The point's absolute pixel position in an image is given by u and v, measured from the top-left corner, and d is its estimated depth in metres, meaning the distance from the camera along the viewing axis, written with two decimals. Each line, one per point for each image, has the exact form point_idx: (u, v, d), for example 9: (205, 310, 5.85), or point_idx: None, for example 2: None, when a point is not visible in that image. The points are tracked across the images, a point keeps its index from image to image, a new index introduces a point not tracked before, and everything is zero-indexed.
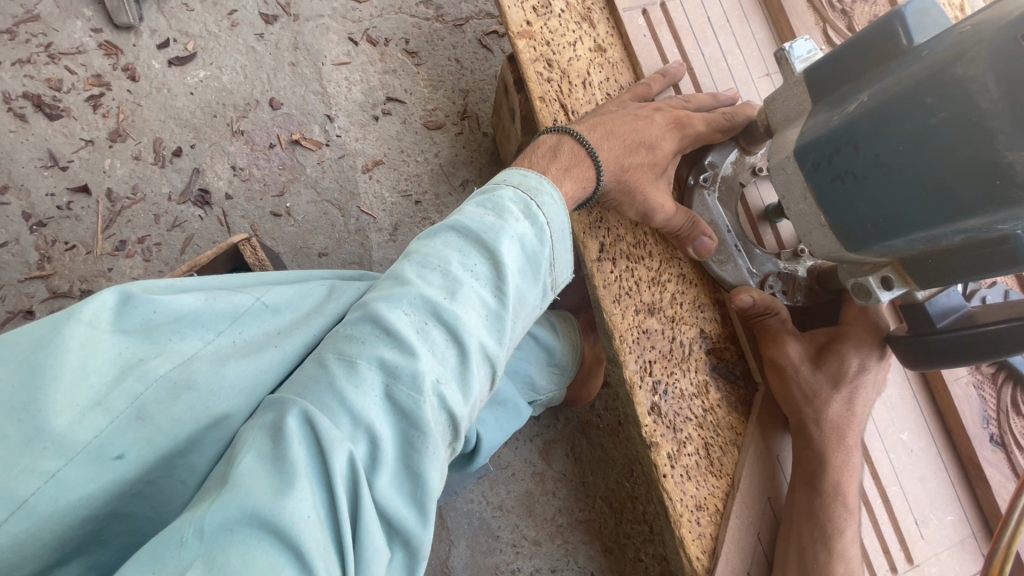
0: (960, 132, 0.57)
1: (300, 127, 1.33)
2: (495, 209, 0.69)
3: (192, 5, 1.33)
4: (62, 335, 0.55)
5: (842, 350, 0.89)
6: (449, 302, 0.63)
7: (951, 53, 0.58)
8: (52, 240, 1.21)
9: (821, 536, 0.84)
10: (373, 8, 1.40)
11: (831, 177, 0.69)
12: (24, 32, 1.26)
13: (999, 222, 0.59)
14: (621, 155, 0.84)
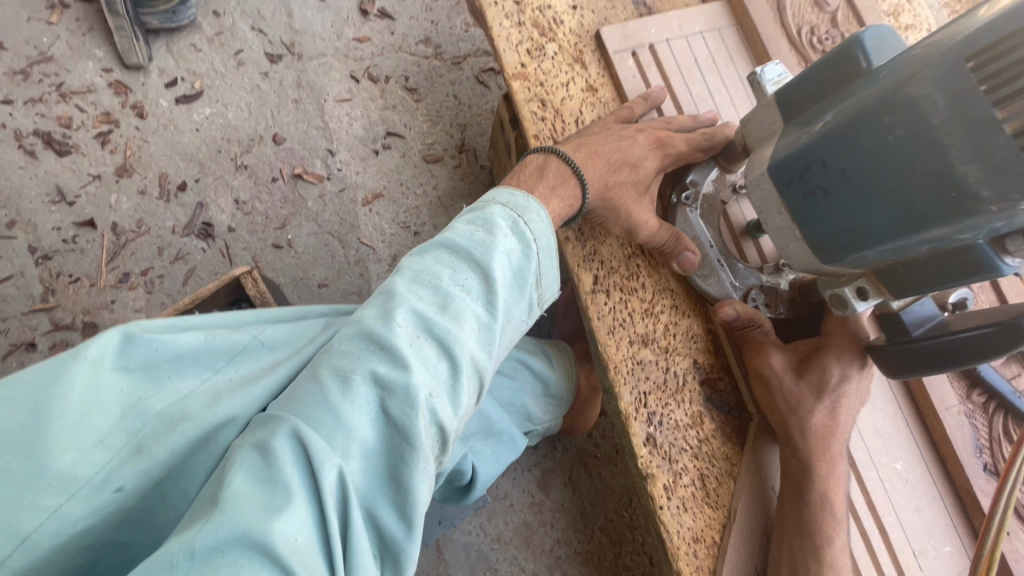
0: (917, 147, 0.59)
1: (302, 162, 1.37)
2: (484, 227, 0.72)
3: (200, 45, 1.38)
4: (67, 373, 0.56)
5: (824, 360, 0.88)
6: (440, 317, 0.66)
7: (905, 75, 0.60)
8: (56, 273, 1.23)
9: (811, 546, 0.83)
10: (374, 47, 1.45)
11: (803, 194, 0.71)
12: (37, 72, 1.30)
13: (959, 233, 0.60)
14: (606, 174, 0.88)
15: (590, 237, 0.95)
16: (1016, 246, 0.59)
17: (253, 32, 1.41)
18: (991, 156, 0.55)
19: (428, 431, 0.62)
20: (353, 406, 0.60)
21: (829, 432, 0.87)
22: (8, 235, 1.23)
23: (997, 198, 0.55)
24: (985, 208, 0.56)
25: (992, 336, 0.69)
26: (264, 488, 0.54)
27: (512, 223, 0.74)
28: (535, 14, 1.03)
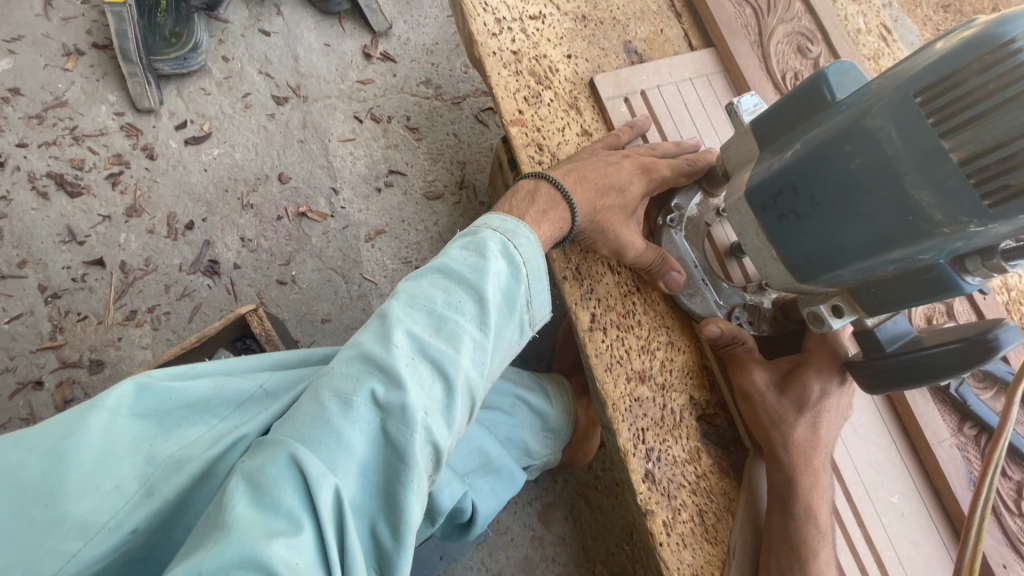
0: (876, 175, 0.62)
1: (307, 200, 1.41)
2: (477, 252, 0.75)
3: (209, 89, 1.43)
4: (86, 423, 0.58)
5: (805, 376, 0.91)
6: (435, 339, 0.68)
7: (862, 108, 0.63)
8: (65, 311, 1.25)
9: (797, 559, 0.84)
10: (377, 89, 1.51)
11: (778, 215, 0.74)
12: (52, 117, 1.35)
13: (921, 253, 0.63)
14: (593, 199, 0.91)
15: (586, 276, 0.98)
16: (976, 266, 0.62)
17: (260, 75, 1.46)
18: (942, 182, 0.58)
19: (423, 452, 0.63)
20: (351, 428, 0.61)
21: (810, 447, 0.89)
22: (19, 274, 1.25)
23: (949, 222, 0.59)
24: (938, 231, 0.60)
25: (962, 351, 0.71)
26: (266, 512, 0.55)
27: (502, 247, 0.76)
28: (532, 63, 1.08)
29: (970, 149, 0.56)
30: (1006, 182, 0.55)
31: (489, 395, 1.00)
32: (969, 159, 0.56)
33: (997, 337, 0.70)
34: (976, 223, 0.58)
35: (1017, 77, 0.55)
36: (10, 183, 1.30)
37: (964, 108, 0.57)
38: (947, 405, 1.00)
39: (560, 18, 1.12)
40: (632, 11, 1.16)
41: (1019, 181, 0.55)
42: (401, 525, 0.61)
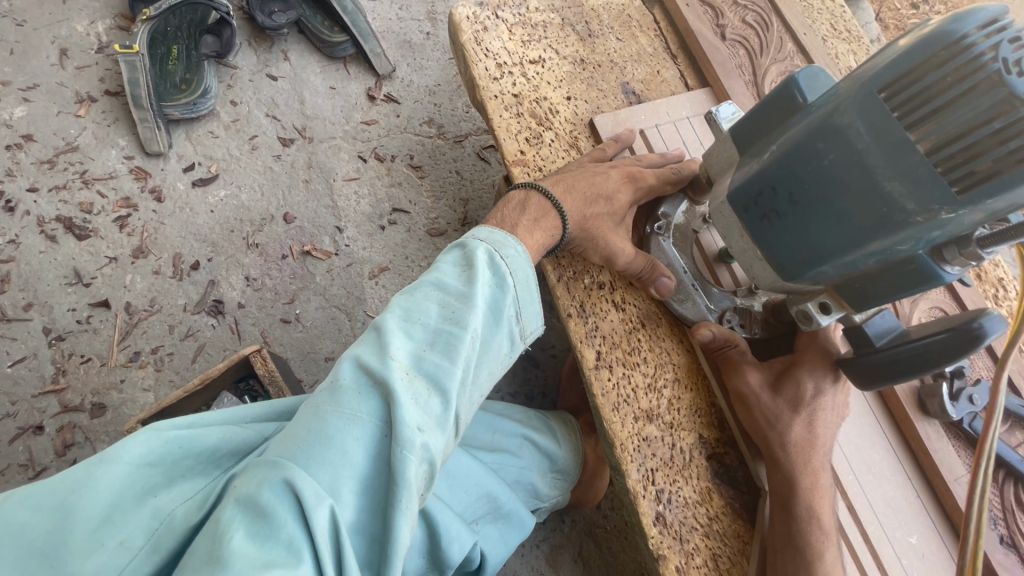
0: (848, 170, 0.63)
1: (311, 239, 1.42)
2: (470, 270, 0.75)
3: (217, 132, 1.46)
4: (93, 478, 0.58)
5: (798, 375, 0.90)
6: (430, 353, 0.69)
7: (828, 108, 0.64)
8: (68, 354, 1.25)
9: (804, 563, 0.82)
10: (381, 129, 1.54)
11: (760, 216, 0.74)
12: (63, 161, 1.38)
13: (900, 244, 0.62)
14: (583, 208, 0.93)
15: (591, 313, 0.98)
16: (953, 255, 0.62)
17: (267, 118, 1.50)
18: (912, 172, 0.59)
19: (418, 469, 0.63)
20: (349, 445, 0.61)
21: (807, 445, 0.88)
22: (24, 317, 1.26)
23: (921, 210, 0.59)
24: (912, 219, 0.60)
25: (947, 343, 0.71)
26: (264, 539, 0.55)
27: (489, 258, 0.76)
28: (532, 105, 1.11)
29: (935, 140, 0.57)
30: (972, 169, 0.56)
31: (497, 438, 0.97)
32: (936, 148, 0.57)
33: (982, 326, 0.69)
34: (947, 210, 0.58)
35: (974, 70, 0.56)
36: (20, 227, 1.32)
37: (925, 102, 0.58)
38: (961, 440, 0.98)
39: (559, 61, 1.15)
40: (629, 54, 1.19)
41: (984, 167, 0.56)
42: (392, 546, 0.60)
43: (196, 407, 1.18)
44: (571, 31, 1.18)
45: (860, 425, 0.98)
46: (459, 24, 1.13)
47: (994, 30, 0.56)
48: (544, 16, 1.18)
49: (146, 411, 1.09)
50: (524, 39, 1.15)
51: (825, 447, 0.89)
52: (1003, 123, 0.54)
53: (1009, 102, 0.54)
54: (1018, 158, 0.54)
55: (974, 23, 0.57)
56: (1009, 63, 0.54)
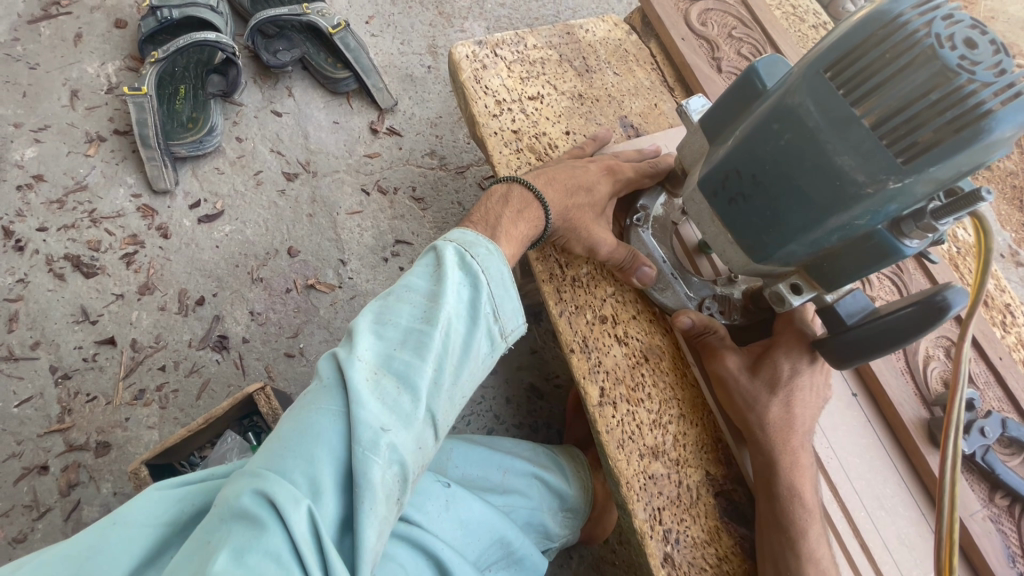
0: (802, 148, 0.65)
1: (315, 272, 1.43)
2: (439, 274, 0.77)
3: (223, 169, 1.49)
4: (107, 544, 0.59)
5: (775, 357, 0.92)
6: (400, 354, 0.72)
7: (780, 91, 0.68)
8: (74, 392, 1.26)
9: (788, 541, 0.84)
10: (384, 162, 1.56)
11: (727, 201, 0.76)
12: (72, 201, 1.40)
13: (857, 219, 0.65)
14: (565, 199, 0.96)
15: (593, 349, 0.98)
16: (911, 229, 0.64)
17: (272, 153, 1.52)
18: (859, 145, 0.61)
19: (385, 468, 0.65)
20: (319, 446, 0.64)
21: (786, 427, 0.89)
22: (31, 355, 1.27)
23: (871, 181, 0.61)
24: (863, 190, 0.62)
25: (913, 316, 0.74)
26: (244, 546, 0.56)
27: (461, 260, 0.79)
28: (531, 140, 1.12)
29: (879, 114, 0.60)
30: (915, 140, 0.59)
31: (506, 478, 0.97)
32: (880, 121, 0.60)
33: (946, 299, 0.72)
34: (895, 179, 0.61)
35: (910, 45, 0.59)
36: (29, 266, 1.33)
37: (867, 79, 0.61)
38: (974, 474, 0.95)
39: (558, 97, 1.17)
40: (627, 88, 1.21)
41: (925, 137, 0.59)
42: (360, 549, 0.62)
43: (200, 444, 1.18)
44: (570, 67, 1.20)
45: (872, 460, 0.96)
46: (459, 63, 1.16)
47: (927, 10, 0.60)
48: (542, 53, 1.21)
49: (149, 451, 1.08)
50: (523, 76, 1.17)
51: (805, 426, 0.90)
52: (939, 94, 0.58)
53: (943, 75, 0.57)
54: (957, 126, 0.57)
55: (909, 3, 0.61)
56: (941, 39, 0.58)
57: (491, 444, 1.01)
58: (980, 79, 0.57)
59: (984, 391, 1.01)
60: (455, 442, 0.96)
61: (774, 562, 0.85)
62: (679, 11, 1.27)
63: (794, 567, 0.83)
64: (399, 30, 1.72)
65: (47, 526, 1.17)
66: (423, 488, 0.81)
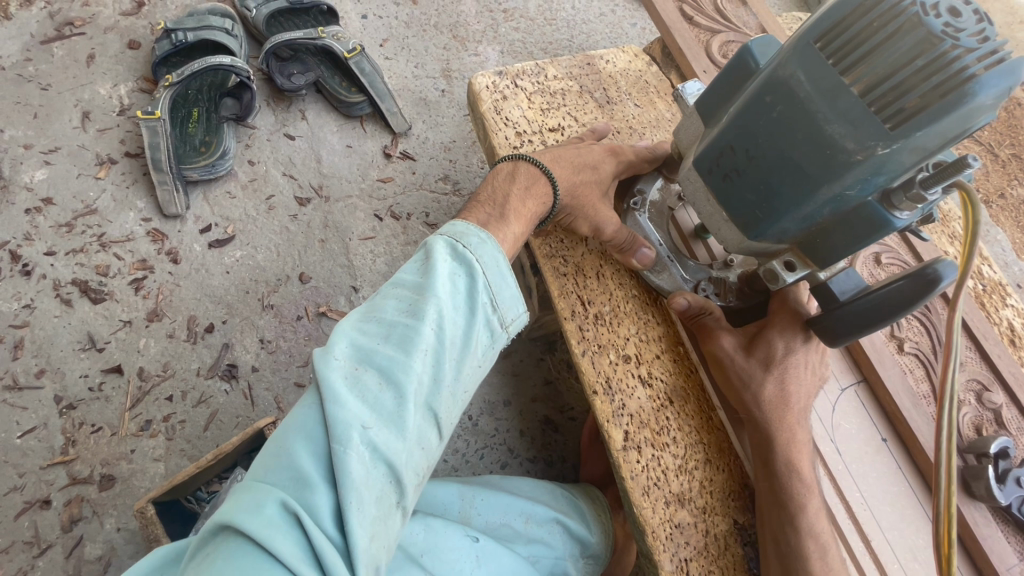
0: (793, 120, 0.64)
1: (327, 299, 1.41)
2: (425, 266, 0.75)
3: (235, 193, 1.47)
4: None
5: (769, 337, 0.89)
6: (380, 347, 0.69)
7: (770, 67, 0.67)
8: (79, 423, 1.23)
9: (789, 515, 0.84)
10: (397, 187, 1.55)
11: (722, 177, 0.75)
12: (81, 224, 1.38)
13: (849, 189, 0.64)
14: (570, 176, 0.95)
15: (617, 391, 0.95)
16: (900, 201, 0.63)
17: (284, 177, 1.50)
18: (848, 112, 0.60)
19: (369, 466, 0.63)
20: (301, 444, 0.63)
21: (781, 402, 0.88)
22: (36, 384, 1.24)
23: (861, 148, 0.60)
24: (853, 158, 0.61)
25: (903, 291, 0.71)
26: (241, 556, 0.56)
27: (453, 251, 0.76)
28: None
29: (867, 81, 0.60)
30: (903, 106, 0.58)
31: (528, 526, 0.94)
32: (870, 89, 0.59)
33: (937, 271, 0.69)
34: (883, 146, 0.59)
35: (896, 14, 0.58)
36: (35, 291, 1.31)
37: (855, 48, 0.60)
38: (1011, 526, 0.92)
39: (579, 129, 1.15)
40: (648, 120, 1.19)
41: (913, 103, 0.58)
42: (350, 549, 0.60)
43: (208, 479, 1.14)
44: (590, 99, 1.19)
45: (906, 511, 0.93)
46: (479, 94, 1.15)
47: None
48: (563, 84, 1.19)
49: (158, 486, 1.05)
50: (544, 107, 1.16)
51: (801, 404, 0.89)
52: (926, 60, 0.57)
53: (928, 41, 0.57)
54: (943, 91, 0.57)
55: None
56: (926, 7, 0.58)
57: (511, 489, 0.98)
58: (965, 44, 0.56)
59: (1017, 437, 0.99)
60: (478, 490, 0.94)
61: (775, 543, 0.84)
62: (700, 43, 1.26)
63: (795, 543, 0.83)
64: (414, 53, 1.71)
65: (48, 563, 1.13)
66: (453, 545, 0.81)
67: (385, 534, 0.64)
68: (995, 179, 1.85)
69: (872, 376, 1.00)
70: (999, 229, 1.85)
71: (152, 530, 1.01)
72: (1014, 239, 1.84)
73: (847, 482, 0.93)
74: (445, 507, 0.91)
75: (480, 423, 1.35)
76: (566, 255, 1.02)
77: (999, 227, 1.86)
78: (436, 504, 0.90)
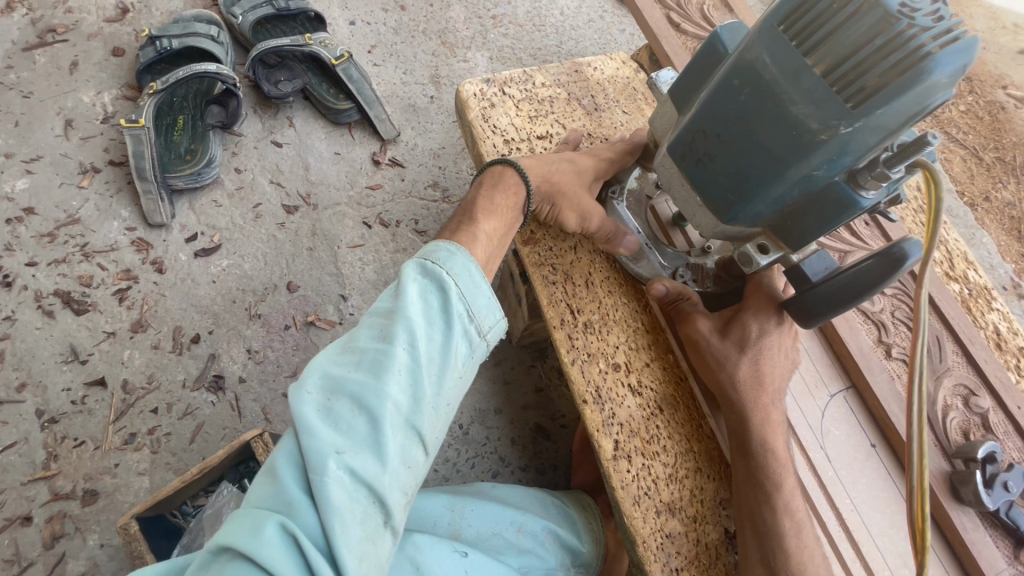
0: (760, 102, 0.64)
1: (315, 308, 1.40)
2: (396, 287, 0.74)
3: (221, 201, 1.45)
4: None
5: (744, 319, 0.91)
6: (353, 373, 0.68)
7: (738, 51, 0.66)
8: (61, 437, 1.20)
9: (764, 496, 0.84)
10: (386, 195, 1.54)
11: (696, 162, 0.74)
12: (64, 234, 1.36)
13: (815, 170, 0.64)
14: (550, 167, 0.95)
15: (607, 400, 0.94)
16: (865, 180, 0.63)
17: (271, 185, 1.49)
18: (812, 93, 0.60)
19: (350, 491, 0.62)
20: (280, 477, 0.62)
21: (757, 385, 0.88)
22: (17, 398, 1.22)
23: (824, 128, 0.60)
24: (818, 138, 0.61)
25: (872, 269, 0.71)
26: None
27: (422, 270, 0.75)
28: None
29: (830, 61, 0.59)
30: (863, 85, 0.58)
31: (520, 537, 0.93)
32: (832, 69, 0.59)
33: (903, 250, 0.70)
34: (846, 125, 0.59)
35: None
36: (16, 302, 1.29)
37: (816, 29, 0.60)
38: (998, 530, 0.93)
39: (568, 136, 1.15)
40: (636, 126, 1.19)
41: (873, 82, 0.57)
42: None
43: (194, 493, 1.12)
44: (578, 106, 1.19)
45: (895, 514, 0.93)
46: (466, 102, 1.14)
47: None
48: (551, 91, 1.19)
49: (142, 502, 1.03)
50: (531, 114, 1.16)
51: (774, 385, 0.90)
52: (884, 39, 0.57)
53: (886, 20, 0.57)
54: (903, 69, 0.56)
55: None
56: None
57: (502, 498, 0.98)
58: (920, 23, 0.56)
59: (1004, 441, 1.00)
60: (470, 500, 0.93)
61: (752, 523, 0.84)
62: (687, 50, 1.26)
63: (772, 524, 0.83)
64: (402, 59, 1.70)
65: None
66: (442, 561, 0.79)
67: (376, 556, 0.63)
68: (979, 182, 1.91)
69: (860, 381, 1.00)
70: (986, 232, 1.86)
71: (137, 547, 0.97)
72: (1001, 242, 1.85)
73: (835, 485, 0.93)
74: (436, 522, 0.90)
75: (471, 432, 1.34)
76: (554, 263, 1.01)
77: (985, 230, 1.85)
78: (426, 518, 0.90)
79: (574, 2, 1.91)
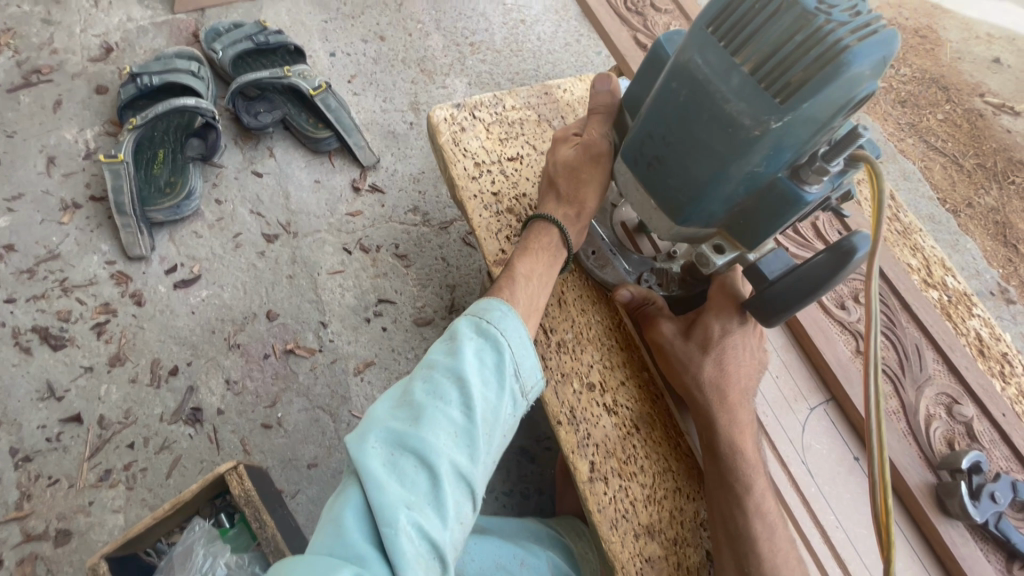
0: (697, 102, 0.64)
1: (295, 336, 1.39)
2: (453, 343, 0.75)
3: (201, 233, 1.46)
4: None
5: (706, 320, 0.90)
6: (415, 428, 0.67)
7: (674, 56, 0.68)
8: (35, 476, 1.19)
9: (736, 501, 0.82)
10: (366, 220, 1.54)
11: (647, 166, 0.74)
12: (43, 270, 1.36)
13: (757, 167, 0.64)
14: None
15: (581, 420, 0.92)
16: (807, 174, 0.64)
17: (251, 215, 1.50)
18: (742, 90, 0.61)
19: (416, 550, 0.62)
20: (346, 533, 0.61)
21: (724, 391, 0.87)
22: None
23: (757, 124, 0.60)
24: (752, 135, 0.61)
25: (826, 263, 0.71)
26: None
27: (477, 326, 0.77)
28: (511, 202, 1.11)
29: (756, 59, 0.60)
30: (788, 81, 0.58)
31: (524, 569, 0.92)
32: (758, 67, 0.60)
33: (853, 243, 0.70)
34: (776, 120, 0.60)
35: None
36: None
37: (741, 29, 0.61)
38: (988, 542, 0.90)
39: (538, 157, 1.16)
40: None
41: (797, 77, 0.58)
42: None
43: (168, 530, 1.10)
44: (548, 127, 1.20)
45: None
46: (436, 126, 1.15)
47: None
48: (521, 113, 1.21)
49: (110, 542, 1.01)
50: (502, 137, 1.17)
51: (742, 386, 0.89)
52: (803, 35, 0.58)
53: (804, 17, 0.58)
54: (825, 61, 0.57)
55: None
56: None
57: (500, 534, 0.98)
58: (837, 19, 0.58)
59: (990, 450, 0.98)
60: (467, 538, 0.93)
61: (726, 530, 0.82)
62: None
63: (745, 530, 0.81)
64: (381, 88, 1.73)
65: None
66: None
67: None
68: (960, 189, 1.92)
69: (840, 393, 0.98)
70: (970, 238, 1.86)
71: None
72: (987, 248, 1.85)
73: (816, 499, 0.91)
74: None
75: None
76: None
77: (969, 236, 1.85)
78: None
79: (551, 26, 1.95)
